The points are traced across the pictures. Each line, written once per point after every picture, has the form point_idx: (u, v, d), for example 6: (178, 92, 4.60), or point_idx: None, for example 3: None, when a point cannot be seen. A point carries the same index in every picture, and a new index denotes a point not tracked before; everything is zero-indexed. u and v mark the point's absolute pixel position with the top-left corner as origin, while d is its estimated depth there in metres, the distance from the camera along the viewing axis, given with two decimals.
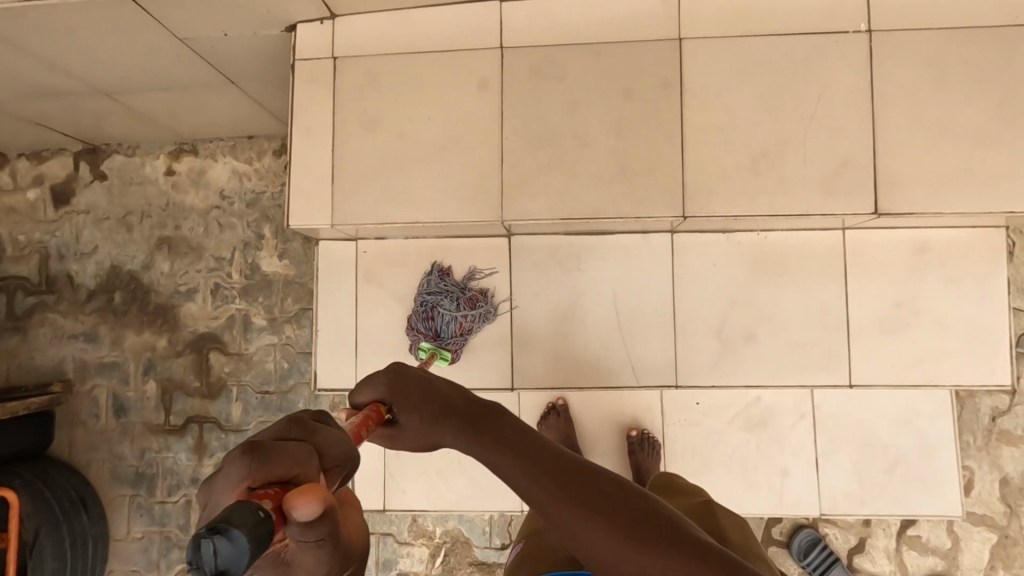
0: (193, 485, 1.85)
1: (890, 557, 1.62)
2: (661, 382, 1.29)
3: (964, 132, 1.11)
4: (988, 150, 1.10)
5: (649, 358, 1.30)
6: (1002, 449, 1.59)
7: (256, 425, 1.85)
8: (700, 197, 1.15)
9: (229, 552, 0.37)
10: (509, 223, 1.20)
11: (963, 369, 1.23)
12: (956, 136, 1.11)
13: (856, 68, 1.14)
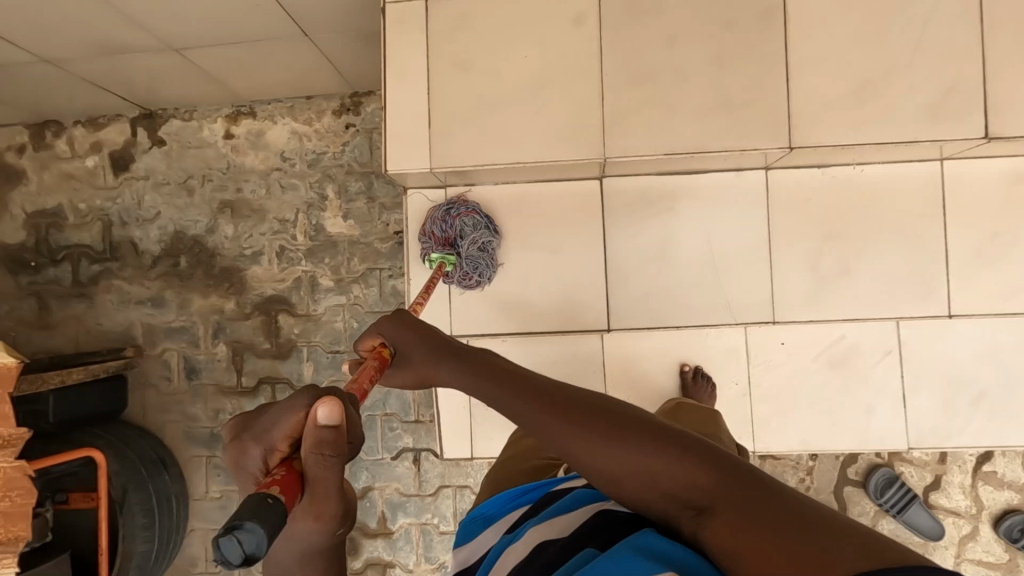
0: None
1: (966, 492, 1.64)
2: (758, 319, 1.31)
3: None
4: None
5: (743, 295, 1.32)
6: None
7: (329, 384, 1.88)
8: (805, 128, 1.16)
9: (250, 528, 0.43)
10: (610, 161, 1.21)
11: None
12: None
13: None
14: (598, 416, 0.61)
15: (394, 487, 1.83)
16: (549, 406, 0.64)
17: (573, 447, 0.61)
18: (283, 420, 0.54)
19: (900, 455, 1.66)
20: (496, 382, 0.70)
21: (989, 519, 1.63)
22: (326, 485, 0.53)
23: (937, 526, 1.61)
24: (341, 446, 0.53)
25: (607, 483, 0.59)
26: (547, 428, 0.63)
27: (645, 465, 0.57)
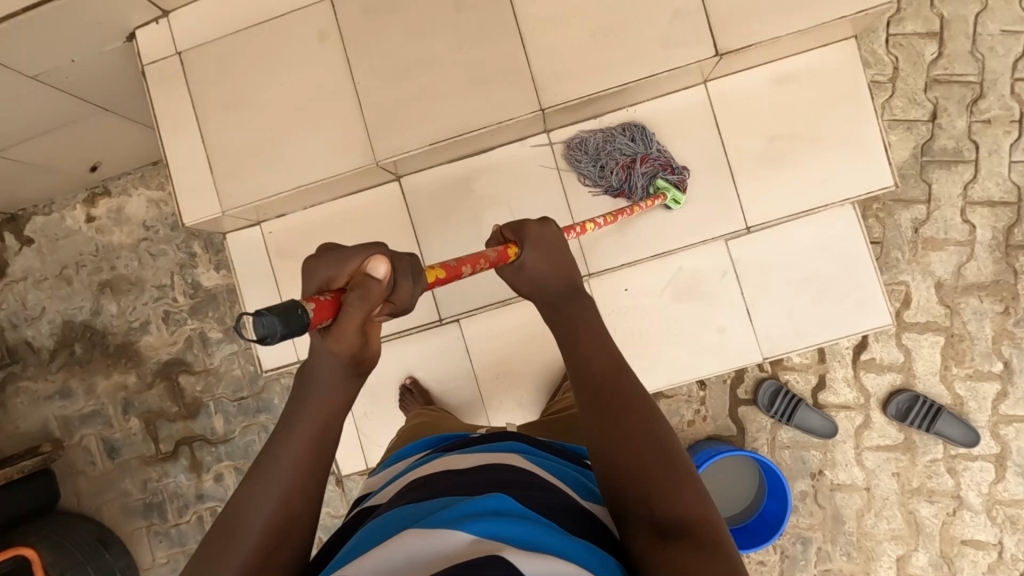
0: (200, 501, 1.94)
1: (851, 385, 1.69)
2: None
3: None
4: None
5: None
6: (930, 255, 1.65)
7: (242, 430, 1.93)
8: (553, 87, 1.18)
9: (265, 318, 0.54)
10: (384, 163, 1.23)
11: (852, 182, 1.27)
12: None
13: None
14: (640, 409, 0.72)
15: (324, 512, 1.88)
16: (622, 378, 0.77)
17: (608, 426, 0.71)
18: (350, 259, 0.69)
19: (782, 364, 1.71)
20: (588, 338, 0.82)
21: (878, 405, 1.68)
22: (349, 329, 0.67)
23: (829, 424, 1.66)
24: (374, 296, 0.66)
25: (610, 472, 0.67)
26: (598, 408, 0.73)
27: (656, 482, 0.64)
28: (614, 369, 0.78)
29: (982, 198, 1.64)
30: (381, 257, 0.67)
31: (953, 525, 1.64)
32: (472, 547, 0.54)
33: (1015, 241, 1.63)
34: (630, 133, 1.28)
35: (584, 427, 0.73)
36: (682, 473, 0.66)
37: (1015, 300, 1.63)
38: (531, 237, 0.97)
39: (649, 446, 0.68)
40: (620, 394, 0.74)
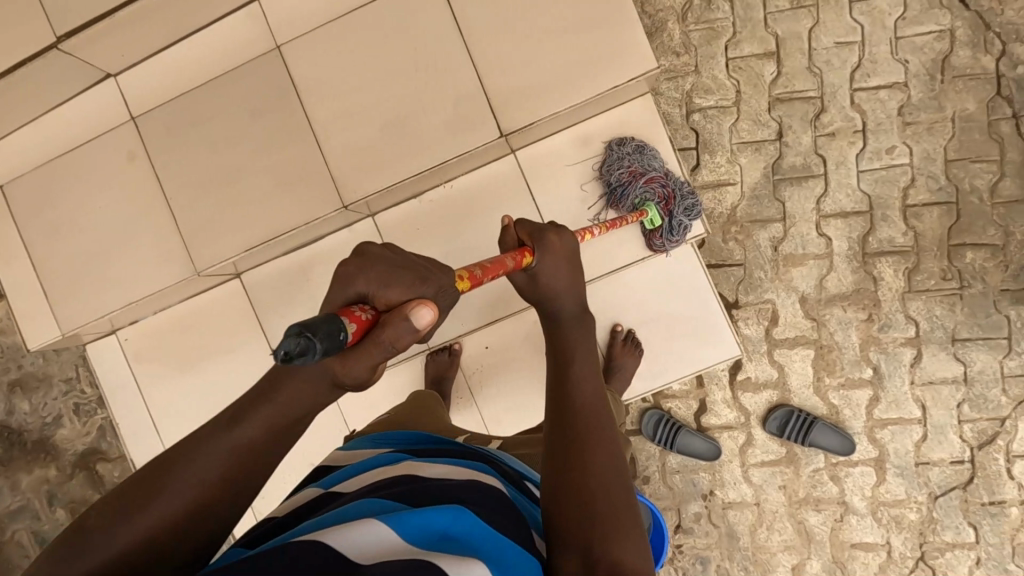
0: None
1: (731, 405, 1.73)
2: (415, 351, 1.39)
3: (547, 27, 1.16)
4: (578, 34, 1.15)
5: None
6: (791, 272, 1.68)
7: None
8: (351, 183, 1.22)
9: (313, 347, 0.58)
10: (205, 272, 1.25)
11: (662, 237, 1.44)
12: (541, 32, 1.16)
13: (440, 6, 1.18)
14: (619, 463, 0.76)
15: None
16: (608, 432, 0.79)
17: (596, 449, 0.76)
18: (392, 285, 0.71)
19: (663, 393, 1.75)
20: (589, 359, 0.87)
21: (759, 422, 1.72)
22: (356, 362, 0.66)
23: (712, 446, 1.70)
24: (403, 343, 0.67)
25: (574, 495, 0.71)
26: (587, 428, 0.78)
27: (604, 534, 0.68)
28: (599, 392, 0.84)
29: (834, 211, 1.66)
30: (428, 308, 0.68)
31: (842, 530, 1.69)
32: (410, 553, 0.58)
33: (871, 249, 1.65)
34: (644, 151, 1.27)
35: (569, 441, 0.77)
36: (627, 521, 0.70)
37: (877, 306, 1.65)
38: (549, 255, 0.96)
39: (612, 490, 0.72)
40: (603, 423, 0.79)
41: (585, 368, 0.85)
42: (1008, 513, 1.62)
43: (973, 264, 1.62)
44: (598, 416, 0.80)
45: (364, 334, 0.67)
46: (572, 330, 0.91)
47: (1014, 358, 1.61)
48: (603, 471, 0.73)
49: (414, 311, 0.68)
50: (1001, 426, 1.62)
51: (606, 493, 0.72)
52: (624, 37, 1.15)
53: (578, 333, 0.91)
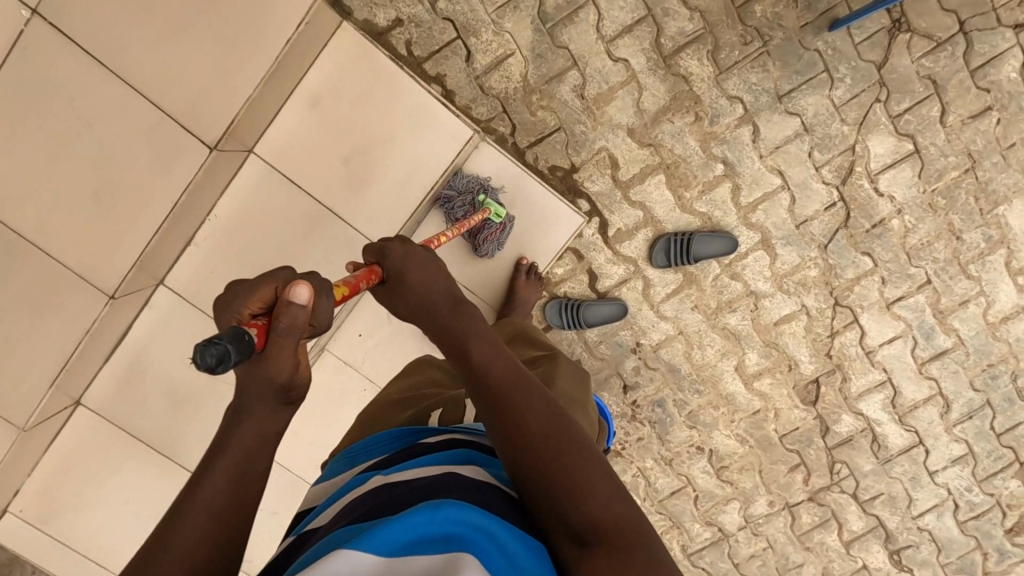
0: None
1: (616, 261, 1.73)
2: None
3: (187, 35, 1.17)
4: (204, 22, 1.18)
5: None
6: (607, 110, 1.62)
7: None
8: (104, 268, 1.23)
9: (218, 349, 0.57)
10: (31, 422, 1.26)
11: (440, 153, 1.39)
12: (183, 43, 1.18)
13: (70, 57, 1.09)
14: (558, 415, 0.72)
15: None
16: (533, 390, 0.74)
17: (534, 412, 0.72)
18: (255, 289, 0.67)
19: (552, 282, 1.75)
20: (484, 337, 0.78)
21: (647, 262, 1.72)
22: (279, 359, 0.68)
23: (616, 306, 1.71)
24: (301, 320, 0.67)
25: (534, 454, 0.68)
26: (516, 395, 0.72)
27: (574, 480, 0.67)
28: (510, 360, 0.77)
29: (617, 31, 1.57)
30: (302, 283, 0.67)
31: (761, 316, 1.75)
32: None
33: (668, 51, 1.57)
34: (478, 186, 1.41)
35: (501, 413, 0.72)
36: (591, 460, 0.70)
37: (699, 103, 1.61)
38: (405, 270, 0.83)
39: (562, 441, 0.70)
40: (525, 384, 0.74)
41: (485, 341, 0.77)
42: (890, 228, 1.68)
43: (765, 17, 1.55)
44: (523, 385, 0.74)
45: (265, 332, 0.67)
46: (451, 311, 0.80)
47: (839, 86, 1.59)
48: (545, 431, 0.70)
49: (289, 291, 0.66)
50: (854, 154, 1.63)
51: (560, 445, 0.69)
52: (263, 17, 1.21)
53: (460, 311, 0.80)
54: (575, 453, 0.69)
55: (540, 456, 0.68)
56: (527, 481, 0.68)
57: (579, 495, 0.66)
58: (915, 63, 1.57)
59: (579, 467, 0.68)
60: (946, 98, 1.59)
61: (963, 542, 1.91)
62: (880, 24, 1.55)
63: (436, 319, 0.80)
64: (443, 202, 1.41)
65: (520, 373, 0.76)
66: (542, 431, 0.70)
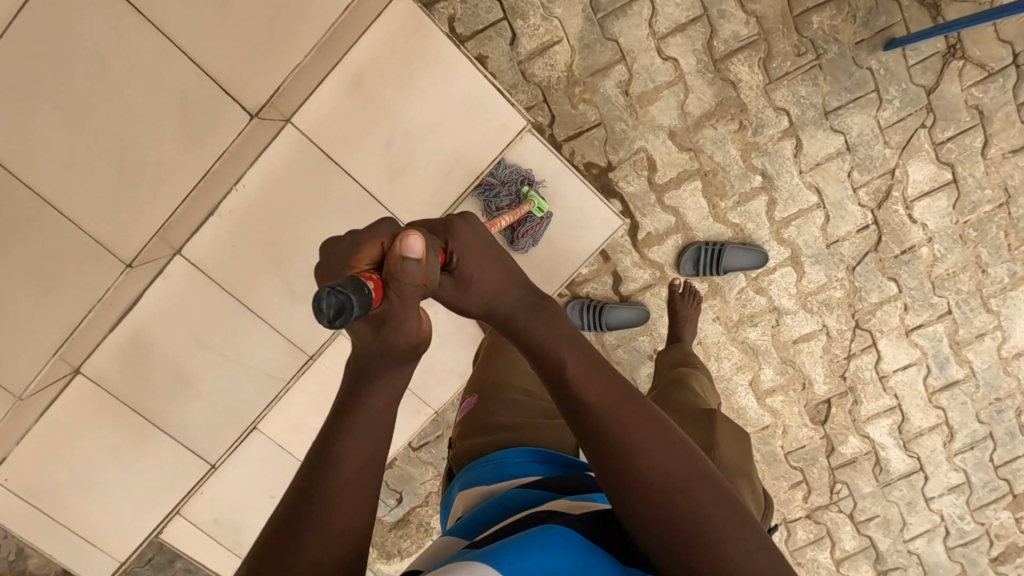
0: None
1: (643, 265, 1.69)
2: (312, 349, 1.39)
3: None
4: None
5: (279, 343, 1.38)
6: (651, 110, 1.56)
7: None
8: (123, 237, 1.15)
9: (332, 299, 0.48)
10: (30, 391, 1.17)
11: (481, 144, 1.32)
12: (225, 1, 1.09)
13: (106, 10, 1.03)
14: (679, 453, 0.64)
15: None
16: (648, 422, 0.64)
17: (654, 452, 0.63)
18: (362, 242, 0.57)
19: (576, 282, 1.70)
20: (581, 354, 0.67)
21: (675, 269, 1.69)
22: (402, 322, 0.59)
23: (639, 311, 1.68)
24: (421, 275, 0.56)
25: (659, 502, 0.61)
26: (631, 432, 0.63)
27: (706, 530, 0.60)
28: (616, 381, 0.66)
29: (669, 29, 1.51)
30: (411, 231, 0.55)
31: (781, 333, 1.73)
32: None
33: (720, 54, 1.52)
34: (520, 176, 1.37)
35: (617, 455, 0.63)
36: (722, 504, 0.62)
37: (744, 111, 1.56)
38: (473, 272, 0.65)
39: (684, 485, 0.62)
40: (638, 414, 0.65)
41: (582, 360, 0.66)
42: (919, 255, 1.67)
43: (821, 29, 1.51)
44: (636, 415, 0.65)
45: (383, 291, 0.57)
46: (533, 322, 0.68)
47: (886, 108, 1.56)
48: (665, 475, 0.62)
49: (398, 244, 0.55)
50: (892, 178, 1.61)
51: (683, 490, 0.61)
52: None
53: (546, 320, 0.68)
54: (699, 499, 0.61)
55: (664, 504, 0.61)
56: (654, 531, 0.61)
57: (712, 550, 0.59)
58: (964, 91, 1.55)
59: (709, 513, 0.60)
60: (989, 130, 1.57)
61: (949, 568, 1.94)
62: (934, 47, 1.52)
63: (519, 330, 0.68)
64: (485, 191, 1.37)
65: (630, 398, 0.66)
66: (663, 476, 0.62)
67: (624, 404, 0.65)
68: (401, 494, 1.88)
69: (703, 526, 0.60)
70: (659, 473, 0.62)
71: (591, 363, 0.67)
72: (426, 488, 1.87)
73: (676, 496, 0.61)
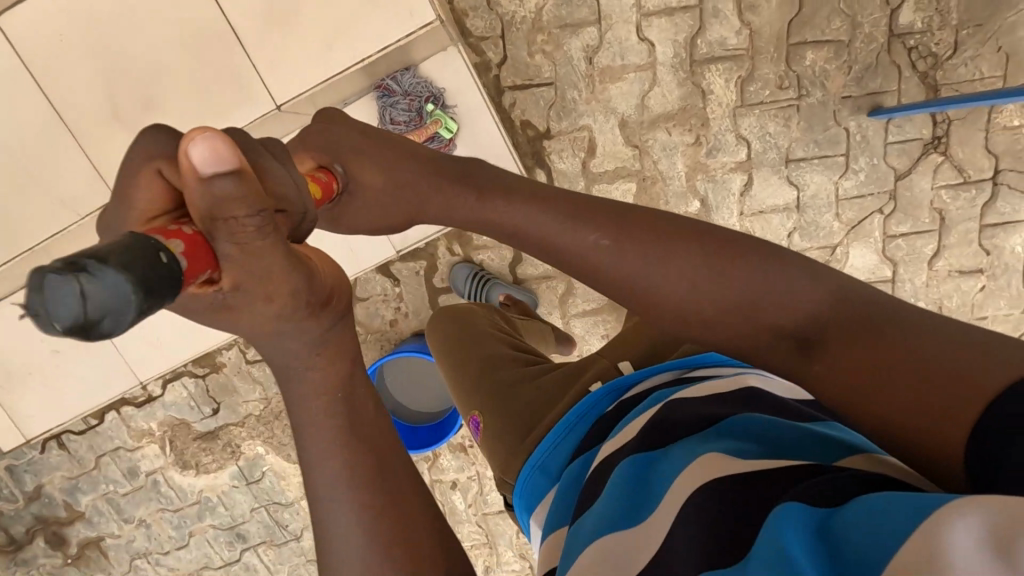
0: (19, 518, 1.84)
1: None
2: (98, 201, 1.15)
3: None
4: None
5: (70, 177, 1.14)
6: (608, 90, 1.40)
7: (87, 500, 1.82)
8: None
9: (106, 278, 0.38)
10: None
11: (384, 35, 1.11)
12: None
13: None
14: (679, 234, 0.68)
15: (154, 508, 1.82)
16: (635, 228, 0.70)
17: (666, 262, 0.67)
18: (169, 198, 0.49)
19: (474, 245, 1.54)
20: (519, 187, 0.78)
21: None
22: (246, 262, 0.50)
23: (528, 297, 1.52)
24: (244, 187, 0.48)
25: (695, 302, 0.65)
26: (631, 250, 0.69)
27: (750, 299, 0.63)
28: (585, 204, 0.73)
29: (657, 7, 1.35)
30: (201, 141, 0.47)
31: None
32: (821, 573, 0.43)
33: (699, 56, 1.37)
34: (422, 88, 1.18)
35: (641, 286, 0.68)
36: (740, 249, 0.66)
37: (705, 127, 1.42)
38: (353, 165, 0.75)
39: (702, 259, 0.66)
40: (625, 225, 0.70)
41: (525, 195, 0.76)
42: None
43: (812, 68, 1.37)
44: (625, 240, 0.69)
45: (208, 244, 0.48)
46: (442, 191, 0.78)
47: (850, 178, 1.42)
48: (692, 266, 0.66)
49: (191, 155, 0.47)
50: (831, 254, 1.48)
51: (711, 270, 0.65)
52: None
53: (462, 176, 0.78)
54: (719, 261, 0.65)
55: (704, 296, 0.65)
56: (721, 338, 0.66)
57: (755, 319, 0.63)
58: (933, 190, 1.42)
59: (747, 283, 0.64)
60: (944, 240, 1.45)
61: None
62: (920, 132, 1.39)
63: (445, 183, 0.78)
64: (382, 95, 1.17)
65: (610, 216, 0.71)
66: (687, 274, 0.66)
67: (611, 223, 0.70)
68: (220, 405, 1.71)
69: (752, 297, 0.63)
70: (686, 275, 0.66)
71: (499, 183, 0.78)
72: (247, 408, 1.70)
73: (709, 284, 0.65)
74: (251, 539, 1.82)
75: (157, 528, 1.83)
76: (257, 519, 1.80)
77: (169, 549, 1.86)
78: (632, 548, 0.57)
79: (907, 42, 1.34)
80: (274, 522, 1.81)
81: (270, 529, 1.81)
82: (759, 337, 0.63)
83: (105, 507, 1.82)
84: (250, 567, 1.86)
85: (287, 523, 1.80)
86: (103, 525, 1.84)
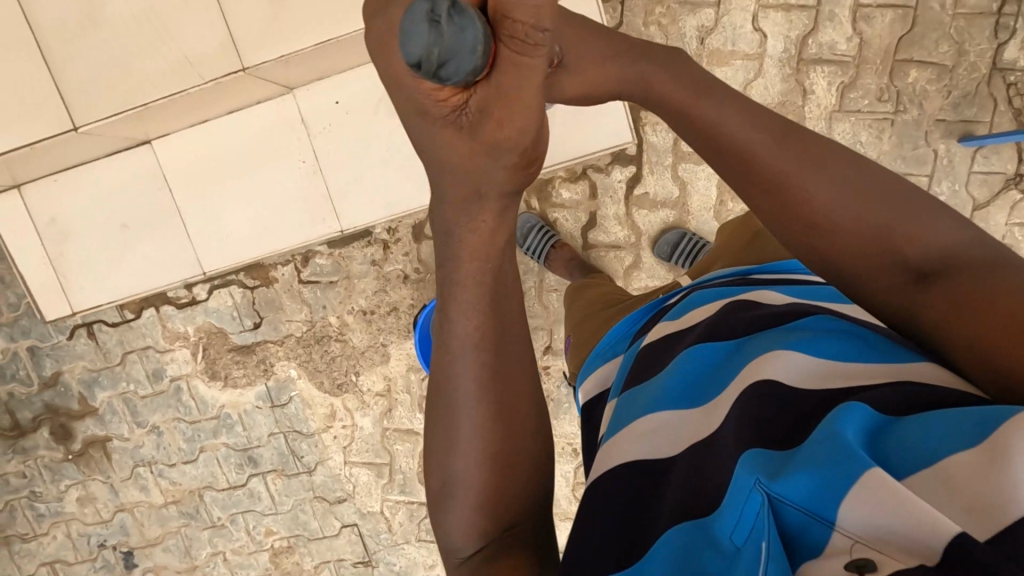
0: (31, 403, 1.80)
1: (623, 223, 1.54)
2: (228, 69, 1.24)
3: None
4: None
5: (205, 44, 1.24)
6: (714, 72, 1.44)
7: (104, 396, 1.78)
8: None
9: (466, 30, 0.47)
10: None
11: None
12: None
13: None
14: (840, 153, 0.59)
15: (171, 415, 1.77)
16: (800, 134, 0.60)
17: (820, 176, 0.58)
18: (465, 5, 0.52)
19: (551, 202, 1.55)
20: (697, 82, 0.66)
21: (650, 244, 1.54)
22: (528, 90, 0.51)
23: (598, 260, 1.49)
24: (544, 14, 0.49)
25: (832, 218, 0.57)
26: (779, 151, 0.59)
27: (898, 231, 0.55)
28: (747, 104, 0.63)
29: (776, 2, 1.40)
30: None
31: None
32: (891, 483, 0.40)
33: (808, 55, 1.41)
34: None
35: (779, 183, 0.59)
36: (905, 189, 0.57)
37: (800, 124, 1.45)
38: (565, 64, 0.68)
39: (861, 183, 0.57)
40: (789, 131, 0.61)
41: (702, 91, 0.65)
42: None
43: (914, 85, 1.41)
44: (781, 141, 0.60)
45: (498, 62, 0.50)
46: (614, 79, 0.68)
47: None
48: (845, 186, 0.57)
49: None
50: None
51: (862, 195, 0.56)
52: None
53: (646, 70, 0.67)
54: (874, 192, 0.57)
55: (845, 213, 0.56)
56: (836, 265, 0.58)
57: (890, 250, 0.55)
58: (1007, 225, 1.46)
59: (893, 215, 0.56)
60: None
61: None
62: (1004, 166, 1.43)
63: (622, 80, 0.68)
64: None
65: (773, 120, 0.61)
66: (830, 191, 0.57)
67: (769, 125, 0.61)
68: (262, 320, 1.69)
69: (891, 230, 0.55)
70: (831, 189, 0.57)
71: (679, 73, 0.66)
72: (289, 327, 1.68)
73: (855, 204, 0.56)
74: (262, 464, 1.78)
75: (169, 437, 1.79)
76: (273, 445, 1.76)
77: (175, 462, 1.81)
78: (683, 422, 0.56)
79: (1007, 77, 1.39)
80: (290, 451, 1.76)
81: (284, 457, 1.77)
82: (879, 259, 0.55)
83: (121, 406, 1.78)
84: (255, 494, 1.79)
85: (302, 454, 1.76)
86: (114, 424, 1.79)
